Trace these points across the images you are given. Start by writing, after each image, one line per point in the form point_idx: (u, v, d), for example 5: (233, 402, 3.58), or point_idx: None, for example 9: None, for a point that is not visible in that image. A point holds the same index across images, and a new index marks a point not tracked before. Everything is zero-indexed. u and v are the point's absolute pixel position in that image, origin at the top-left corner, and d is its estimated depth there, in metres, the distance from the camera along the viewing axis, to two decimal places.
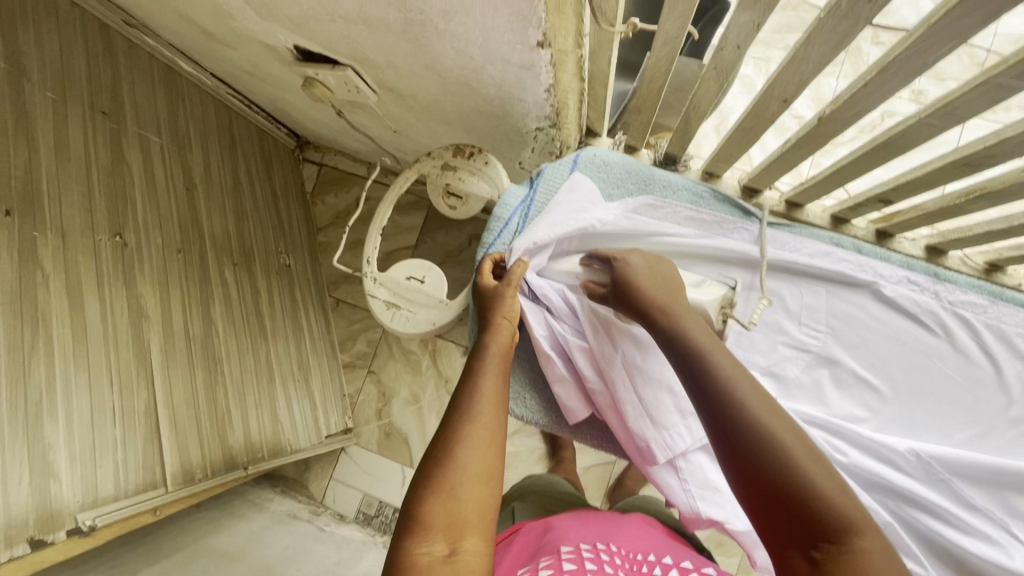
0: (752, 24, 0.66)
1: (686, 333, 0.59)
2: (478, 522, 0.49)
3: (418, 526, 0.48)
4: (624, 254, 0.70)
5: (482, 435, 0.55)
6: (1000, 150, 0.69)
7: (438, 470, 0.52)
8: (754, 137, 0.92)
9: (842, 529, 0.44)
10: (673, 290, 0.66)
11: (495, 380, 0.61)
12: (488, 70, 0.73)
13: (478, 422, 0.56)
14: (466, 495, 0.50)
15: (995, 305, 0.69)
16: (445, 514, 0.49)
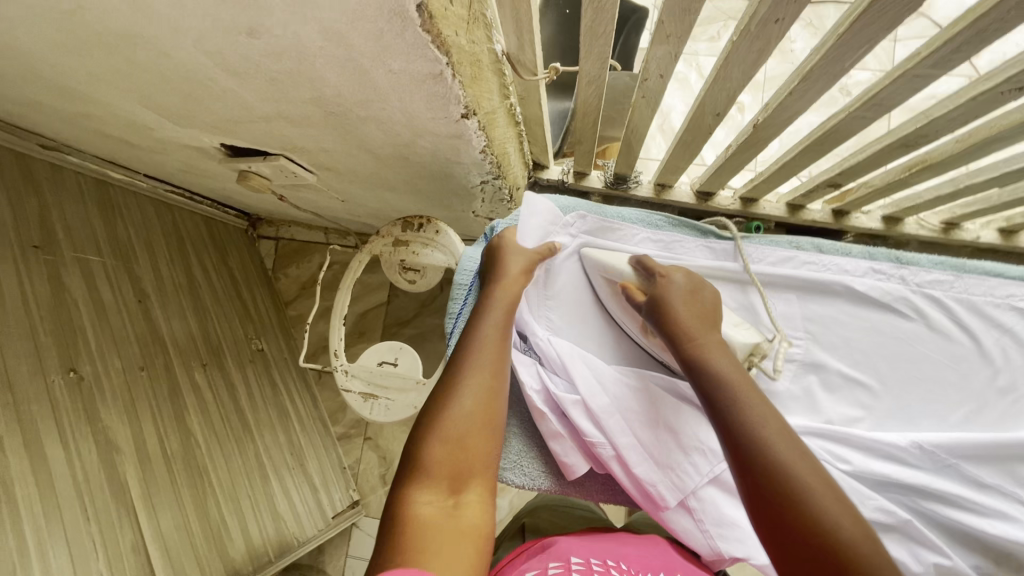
0: (668, 56, 0.66)
1: (717, 366, 0.56)
2: (478, 475, 0.53)
3: (422, 470, 0.51)
4: (668, 272, 0.67)
5: (486, 392, 0.57)
6: (931, 129, 0.71)
7: (441, 420, 0.54)
8: (697, 149, 0.92)
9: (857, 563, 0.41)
10: (707, 318, 0.62)
11: (501, 335, 0.61)
12: (421, 143, 0.71)
13: (484, 375, 0.58)
14: (469, 446, 0.53)
15: (961, 278, 0.70)
16: (448, 464, 0.51)
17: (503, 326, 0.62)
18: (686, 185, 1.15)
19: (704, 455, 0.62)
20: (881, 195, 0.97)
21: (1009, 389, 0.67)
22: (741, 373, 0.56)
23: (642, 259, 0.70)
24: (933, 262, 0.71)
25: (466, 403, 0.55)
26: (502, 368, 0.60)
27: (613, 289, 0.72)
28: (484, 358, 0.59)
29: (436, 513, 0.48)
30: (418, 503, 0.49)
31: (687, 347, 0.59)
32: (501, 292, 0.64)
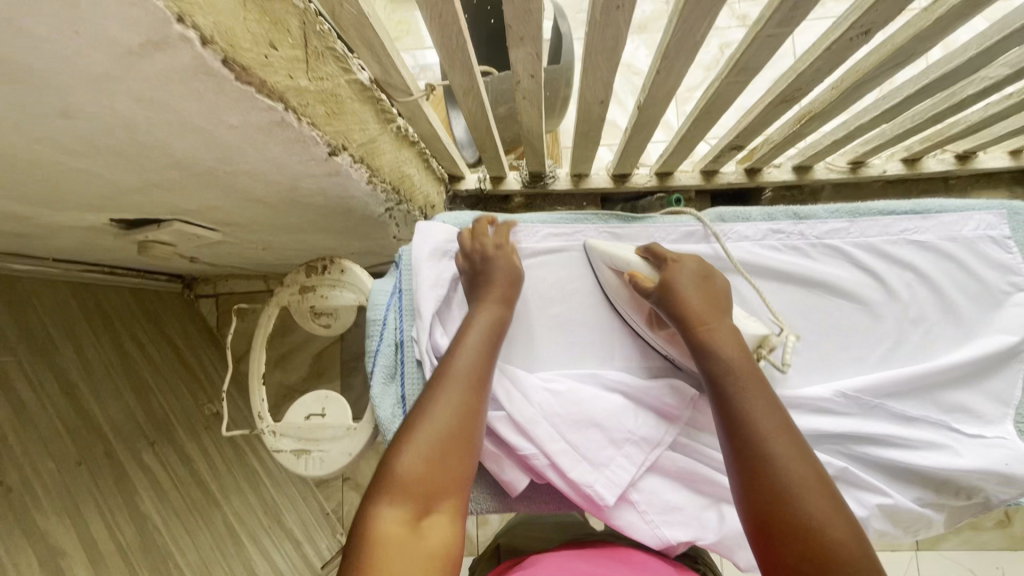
0: (531, 57, 0.65)
1: (726, 357, 0.55)
2: (451, 494, 0.50)
3: (392, 486, 0.48)
4: (679, 258, 0.65)
5: (466, 407, 0.55)
6: (803, 82, 0.71)
7: (417, 430, 0.52)
8: (596, 137, 0.92)
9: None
10: (717, 305, 0.60)
11: (482, 348, 0.60)
12: (303, 186, 0.69)
13: (465, 388, 0.56)
14: (442, 463, 0.51)
15: (856, 224, 0.71)
16: (420, 479, 0.49)
17: (487, 341, 0.60)
18: (602, 170, 1.15)
19: (634, 446, 0.62)
20: (784, 149, 0.98)
21: (920, 320, 0.69)
22: (748, 361, 0.55)
23: (650, 247, 0.67)
24: (828, 212, 0.72)
25: (443, 416, 0.53)
26: (484, 383, 0.58)
27: (619, 280, 0.68)
28: (464, 371, 0.57)
29: (397, 532, 0.46)
30: (384, 524, 0.46)
31: (697, 332, 0.58)
32: (484, 308, 0.64)
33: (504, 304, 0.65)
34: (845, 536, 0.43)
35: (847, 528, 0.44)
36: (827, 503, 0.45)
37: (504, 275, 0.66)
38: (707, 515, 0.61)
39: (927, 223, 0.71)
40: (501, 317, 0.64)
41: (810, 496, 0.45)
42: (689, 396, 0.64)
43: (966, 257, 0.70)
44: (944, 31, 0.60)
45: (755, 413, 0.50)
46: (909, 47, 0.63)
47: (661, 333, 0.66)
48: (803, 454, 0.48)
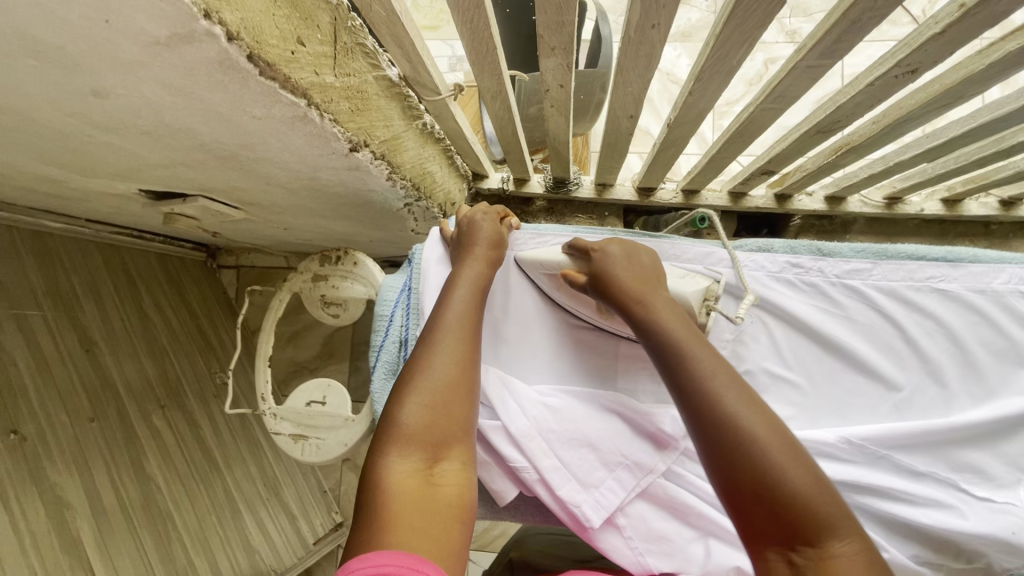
0: (561, 67, 0.64)
1: (667, 323, 0.55)
2: (457, 441, 0.51)
3: (396, 439, 0.49)
4: (601, 246, 0.64)
5: (461, 357, 0.55)
6: (842, 114, 0.69)
7: (417, 382, 0.52)
8: (623, 149, 0.90)
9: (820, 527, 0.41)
10: (655, 281, 0.61)
11: (471, 303, 0.61)
12: (324, 177, 0.70)
13: (459, 339, 0.56)
14: (444, 411, 0.52)
15: (879, 265, 0.69)
16: (426, 428, 0.50)
17: (477, 295, 0.61)
18: (627, 181, 1.13)
19: (626, 470, 0.62)
20: (817, 177, 0.95)
21: (937, 373, 0.67)
22: (687, 328, 0.55)
23: (573, 243, 0.67)
24: (852, 251, 0.70)
25: (440, 368, 0.53)
26: (478, 333, 0.59)
27: (556, 283, 0.69)
28: (456, 322, 0.58)
29: (409, 480, 0.47)
30: (396, 475, 0.47)
31: (636, 312, 0.58)
32: (469, 268, 0.64)
33: (492, 264, 0.66)
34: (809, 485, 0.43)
35: (801, 464, 0.44)
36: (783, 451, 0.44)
37: (492, 237, 0.67)
38: (694, 549, 0.60)
39: (955, 272, 0.69)
40: (488, 275, 0.64)
41: (762, 436, 0.45)
42: (686, 424, 0.63)
43: (994, 312, 0.67)
44: (997, 76, 0.57)
45: (694, 360, 0.51)
46: (959, 88, 0.60)
47: (614, 323, 0.67)
48: (747, 396, 0.48)
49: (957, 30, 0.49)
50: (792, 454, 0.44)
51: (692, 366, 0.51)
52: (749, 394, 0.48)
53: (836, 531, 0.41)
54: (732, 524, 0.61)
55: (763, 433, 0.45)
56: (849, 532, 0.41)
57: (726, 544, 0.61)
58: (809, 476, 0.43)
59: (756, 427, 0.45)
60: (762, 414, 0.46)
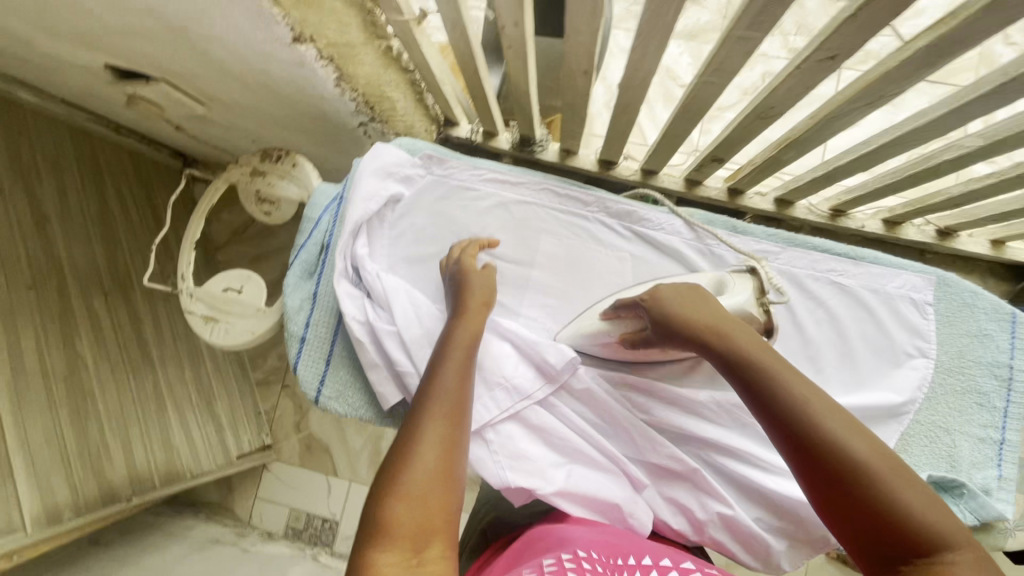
0: (513, 1, 0.66)
1: (746, 346, 0.52)
2: (443, 526, 0.44)
3: (382, 537, 0.42)
4: (652, 291, 0.61)
5: (447, 437, 0.50)
6: (777, 100, 0.71)
7: (399, 467, 0.46)
8: (582, 111, 0.93)
9: (931, 540, 0.39)
10: (718, 307, 0.57)
11: (459, 373, 0.56)
12: (274, 71, 0.72)
13: (446, 414, 0.51)
14: (430, 489, 0.45)
15: (787, 251, 0.73)
16: (411, 518, 0.43)
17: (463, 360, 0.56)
18: (592, 153, 1.16)
19: (504, 391, 0.65)
20: (764, 174, 0.98)
21: (816, 358, 0.71)
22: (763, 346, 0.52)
23: (617, 303, 0.65)
24: (764, 233, 0.74)
25: (422, 452, 0.48)
26: (467, 408, 0.53)
27: (612, 346, 0.67)
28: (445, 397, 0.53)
29: None
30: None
31: (695, 344, 0.55)
32: (458, 327, 0.60)
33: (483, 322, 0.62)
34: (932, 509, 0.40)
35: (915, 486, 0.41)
36: (898, 475, 0.41)
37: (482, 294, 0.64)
38: (555, 473, 0.64)
39: (855, 269, 0.73)
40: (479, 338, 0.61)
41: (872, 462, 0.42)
42: (569, 357, 0.67)
43: (880, 311, 0.72)
44: (910, 77, 0.59)
45: (776, 382, 0.48)
46: (878, 84, 0.62)
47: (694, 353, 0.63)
48: (842, 414, 0.45)
49: (866, 15, 0.51)
50: (900, 472, 0.42)
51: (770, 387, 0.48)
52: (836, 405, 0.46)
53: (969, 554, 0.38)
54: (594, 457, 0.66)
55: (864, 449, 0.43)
56: (961, 544, 0.39)
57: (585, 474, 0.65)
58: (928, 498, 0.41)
59: (857, 445, 0.43)
60: (864, 435, 0.43)
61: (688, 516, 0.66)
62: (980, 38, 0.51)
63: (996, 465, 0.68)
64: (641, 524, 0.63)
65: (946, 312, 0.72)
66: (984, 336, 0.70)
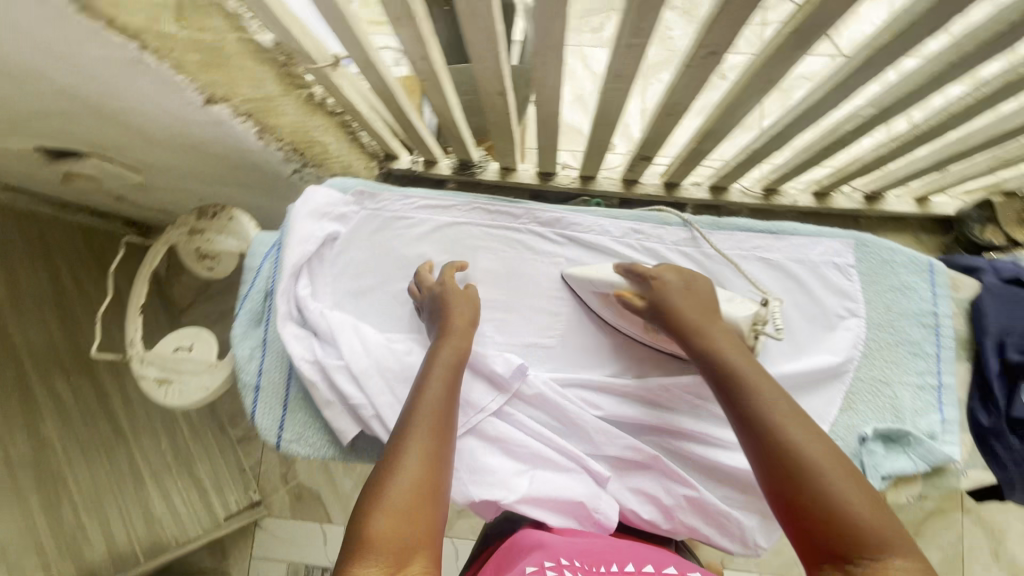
0: (416, 38, 0.69)
1: (726, 350, 0.60)
2: (424, 546, 0.46)
3: (365, 553, 0.44)
4: (660, 272, 0.68)
5: (431, 454, 0.52)
6: (680, 95, 0.76)
7: (384, 485, 0.49)
8: (510, 129, 0.96)
9: (864, 537, 0.45)
10: (709, 310, 0.64)
11: (445, 389, 0.58)
12: (197, 132, 0.74)
13: (432, 430, 0.54)
14: (411, 506, 0.48)
15: (713, 235, 0.77)
16: (393, 535, 0.45)
17: (450, 379, 0.59)
18: (531, 167, 1.19)
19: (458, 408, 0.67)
20: (692, 165, 1.03)
21: None
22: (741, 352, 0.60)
23: (630, 265, 0.70)
24: (686, 221, 0.77)
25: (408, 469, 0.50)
26: (451, 431, 0.55)
27: (604, 301, 0.72)
28: (431, 413, 0.55)
29: None
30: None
31: (693, 340, 0.62)
32: (445, 346, 0.62)
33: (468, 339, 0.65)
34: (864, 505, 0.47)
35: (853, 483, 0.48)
36: (839, 474, 0.48)
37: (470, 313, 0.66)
38: (518, 481, 0.65)
39: (778, 243, 0.76)
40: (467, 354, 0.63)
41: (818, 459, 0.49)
42: (517, 366, 0.68)
43: (808, 279, 0.75)
44: (787, 60, 0.64)
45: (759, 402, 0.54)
46: (763, 69, 0.67)
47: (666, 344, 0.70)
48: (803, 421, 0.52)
49: (728, 10, 0.56)
50: (842, 471, 0.49)
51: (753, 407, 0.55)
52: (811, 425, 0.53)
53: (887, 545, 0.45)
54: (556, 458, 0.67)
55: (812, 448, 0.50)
56: (886, 539, 0.45)
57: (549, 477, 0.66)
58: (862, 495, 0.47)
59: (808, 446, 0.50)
60: (817, 437, 0.51)
61: (657, 504, 0.67)
62: (832, 18, 0.55)
63: (938, 409, 0.71)
64: (607, 518, 0.64)
65: (868, 271, 0.75)
66: (906, 288, 0.75)
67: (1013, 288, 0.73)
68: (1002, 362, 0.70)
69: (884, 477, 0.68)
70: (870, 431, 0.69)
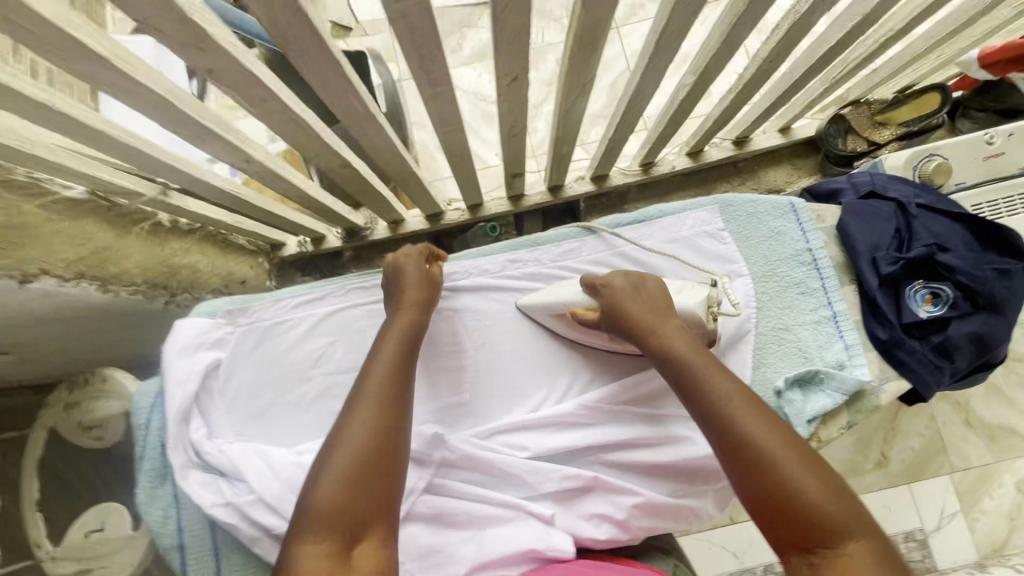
0: (231, 147, 0.67)
1: (680, 349, 0.60)
2: (375, 520, 0.48)
3: (314, 524, 0.46)
4: (608, 280, 0.70)
5: (382, 421, 0.54)
6: (513, 120, 0.76)
7: (333, 451, 0.51)
8: (375, 191, 0.95)
9: (831, 527, 0.46)
10: (659, 309, 0.65)
11: (395, 356, 0.60)
12: (34, 308, 0.69)
13: (379, 397, 0.55)
14: (359, 472, 0.50)
15: (586, 241, 0.77)
16: (340, 505, 0.47)
17: (401, 352, 0.60)
18: (418, 213, 1.18)
19: None
20: (564, 167, 1.03)
21: None
22: (697, 348, 0.60)
23: (584, 279, 0.72)
24: (562, 235, 0.78)
25: (357, 435, 0.52)
26: (404, 402, 0.57)
27: (563, 321, 0.73)
28: (381, 381, 0.57)
29: (315, 567, 0.44)
30: (306, 568, 0.44)
31: (649, 342, 0.63)
32: (397, 319, 0.64)
33: (421, 310, 0.67)
34: (827, 494, 0.47)
35: (815, 473, 0.49)
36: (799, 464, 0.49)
37: (423, 292, 0.67)
38: (465, 549, 0.63)
39: (649, 229, 0.78)
40: (420, 322, 0.65)
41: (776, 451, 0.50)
42: (430, 434, 0.67)
43: (686, 254, 0.77)
44: (588, 63, 0.65)
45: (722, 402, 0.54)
46: (573, 76, 0.68)
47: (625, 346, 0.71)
48: (761, 415, 0.53)
49: (504, 41, 0.56)
50: (803, 462, 0.49)
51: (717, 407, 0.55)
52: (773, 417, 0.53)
53: (849, 533, 0.45)
54: (496, 511, 0.65)
55: (769, 439, 0.51)
56: (852, 529, 0.46)
57: (496, 532, 0.64)
58: (823, 484, 0.48)
59: (765, 438, 0.51)
60: (775, 431, 0.51)
61: (612, 521, 0.66)
62: (603, 21, 0.57)
63: (839, 338, 0.73)
64: (563, 551, 0.62)
65: (739, 229, 0.78)
66: (777, 234, 0.77)
67: (871, 204, 0.78)
68: (879, 276, 0.73)
69: (809, 421, 0.70)
70: (784, 382, 0.71)
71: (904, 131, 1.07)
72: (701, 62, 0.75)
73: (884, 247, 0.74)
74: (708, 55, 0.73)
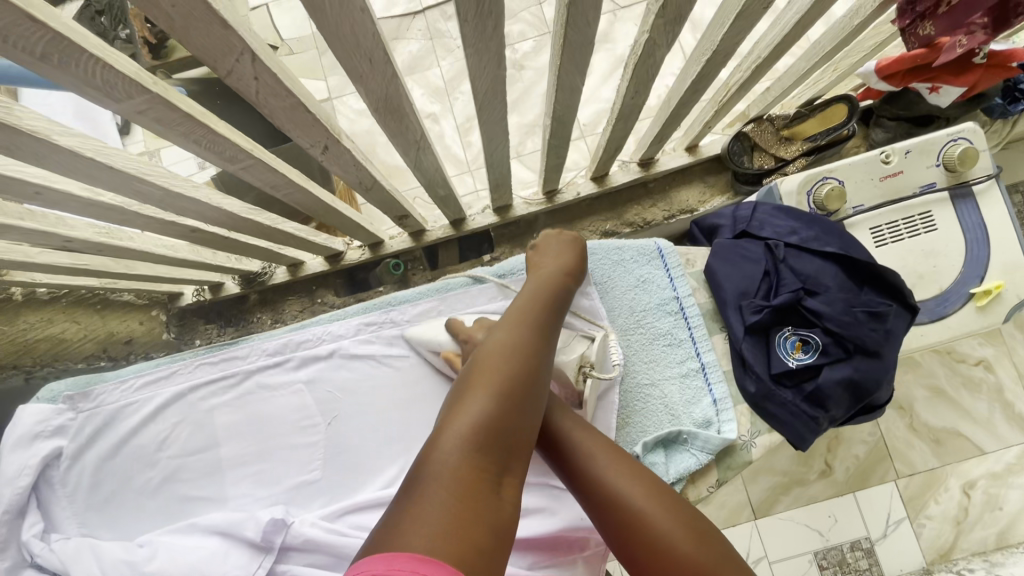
0: (36, 234, 0.61)
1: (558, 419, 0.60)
2: (519, 458, 0.48)
3: (475, 431, 0.46)
4: (471, 334, 0.68)
5: (536, 361, 0.54)
6: (362, 180, 0.72)
7: (495, 367, 0.51)
8: (249, 248, 0.89)
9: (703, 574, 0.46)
10: None
11: (547, 306, 0.62)
12: None
13: (537, 336, 0.56)
14: (515, 398, 0.50)
15: (442, 300, 0.77)
16: (499, 425, 0.47)
17: (553, 307, 0.62)
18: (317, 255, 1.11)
19: None
20: (455, 206, 0.98)
21: None
22: (571, 417, 0.60)
23: (452, 323, 0.71)
24: (415, 295, 0.77)
25: (518, 360, 0.53)
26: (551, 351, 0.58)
27: (440, 360, 0.72)
28: (537, 321, 0.59)
29: (465, 476, 0.43)
30: (455, 471, 0.43)
31: None
32: (547, 278, 0.67)
33: (568, 274, 0.69)
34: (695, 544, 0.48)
35: (688, 525, 0.49)
36: (670, 517, 0.49)
37: (569, 256, 0.71)
38: None
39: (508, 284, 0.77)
40: (565, 284, 0.67)
41: (648, 509, 0.50)
42: (269, 520, 0.64)
43: None
44: (414, 126, 0.60)
45: (597, 471, 0.54)
46: (405, 137, 0.63)
47: None
48: (637, 474, 0.53)
49: (285, 120, 0.50)
50: (679, 513, 0.50)
51: (594, 477, 0.54)
52: (646, 475, 0.53)
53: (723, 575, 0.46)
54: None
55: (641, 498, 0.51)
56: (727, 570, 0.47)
57: None
58: (692, 533, 0.49)
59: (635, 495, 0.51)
60: (647, 488, 0.52)
61: None
62: (399, 91, 0.51)
63: (708, 391, 0.71)
64: None
65: (602, 276, 0.75)
66: (643, 282, 0.74)
67: (741, 246, 0.75)
68: (744, 325, 0.70)
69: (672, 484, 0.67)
70: (645, 445, 0.68)
71: (809, 146, 1.03)
72: (549, 108, 0.70)
73: (752, 293, 0.71)
74: (556, 103, 0.68)
